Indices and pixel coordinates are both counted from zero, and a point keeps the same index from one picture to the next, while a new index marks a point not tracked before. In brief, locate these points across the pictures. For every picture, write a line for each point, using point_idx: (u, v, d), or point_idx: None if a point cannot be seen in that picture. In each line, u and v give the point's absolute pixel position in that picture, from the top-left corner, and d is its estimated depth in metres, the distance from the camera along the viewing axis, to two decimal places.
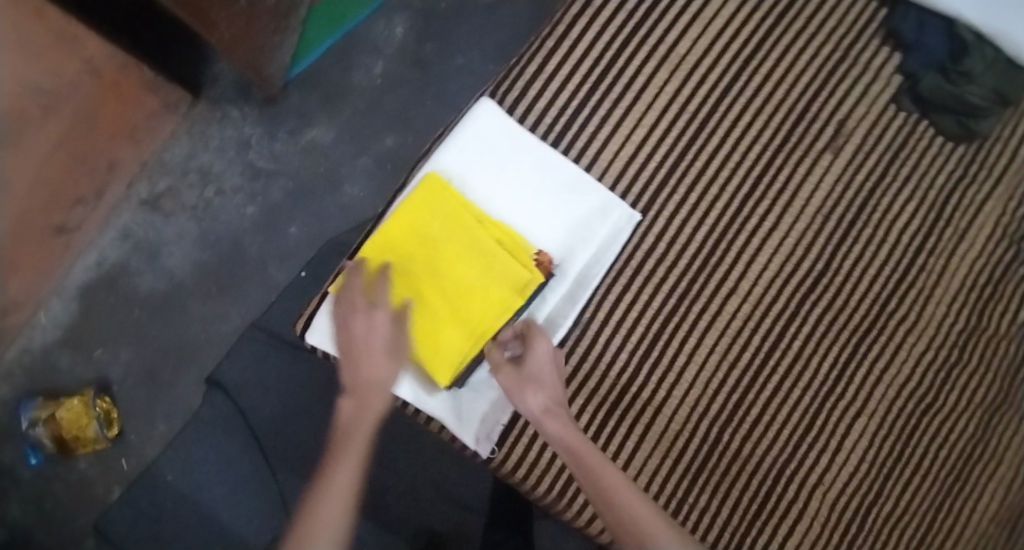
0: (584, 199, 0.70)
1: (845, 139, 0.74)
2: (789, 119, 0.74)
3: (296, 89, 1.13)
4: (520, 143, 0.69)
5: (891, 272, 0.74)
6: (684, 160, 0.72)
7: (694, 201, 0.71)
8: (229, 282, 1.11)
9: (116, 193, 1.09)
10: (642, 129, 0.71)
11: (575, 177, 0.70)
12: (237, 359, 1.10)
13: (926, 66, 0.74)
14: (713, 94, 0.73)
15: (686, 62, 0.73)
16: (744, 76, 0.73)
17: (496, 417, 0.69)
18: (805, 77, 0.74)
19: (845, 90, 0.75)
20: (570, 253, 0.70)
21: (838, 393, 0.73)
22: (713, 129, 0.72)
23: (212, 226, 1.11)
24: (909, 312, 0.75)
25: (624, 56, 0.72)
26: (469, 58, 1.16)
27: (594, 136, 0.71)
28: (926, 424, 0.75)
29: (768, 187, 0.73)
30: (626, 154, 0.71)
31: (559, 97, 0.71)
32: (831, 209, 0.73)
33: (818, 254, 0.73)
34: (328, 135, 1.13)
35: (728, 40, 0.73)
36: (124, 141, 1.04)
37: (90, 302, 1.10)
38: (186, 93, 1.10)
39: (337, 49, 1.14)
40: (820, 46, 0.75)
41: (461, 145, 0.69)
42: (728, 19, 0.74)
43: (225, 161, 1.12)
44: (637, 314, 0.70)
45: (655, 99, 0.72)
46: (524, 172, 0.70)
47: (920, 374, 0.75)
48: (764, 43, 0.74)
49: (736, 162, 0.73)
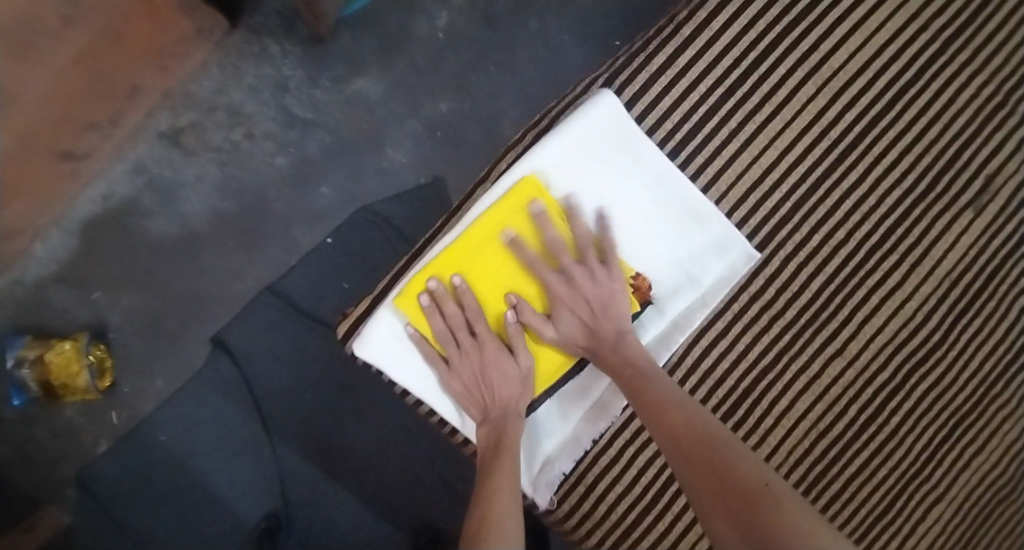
0: (696, 231, 0.63)
1: (990, 198, 0.67)
2: (935, 165, 0.66)
3: (347, 29, 1.00)
4: (636, 156, 0.62)
5: (1004, 352, 0.68)
6: (813, 197, 0.64)
7: (817, 245, 0.64)
8: (248, 237, 1.01)
9: (133, 121, 0.97)
10: (772, 152, 0.64)
11: (692, 203, 0.63)
12: (248, 322, 1.01)
13: None
14: (858, 125, 0.64)
15: (833, 84, 0.64)
16: (894, 109, 0.65)
17: (560, 464, 0.63)
18: (958, 121, 0.66)
19: (998, 142, 0.66)
20: (672, 284, 0.63)
21: (925, 477, 0.67)
22: (851, 165, 0.64)
23: (236, 173, 1.00)
24: (1010, 397, 0.68)
25: (766, 67, 0.64)
26: (544, 25, 1.04)
27: (716, 153, 0.63)
28: (998, 515, 0.70)
29: (900, 239, 0.65)
30: (750, 177, 0.64)
31: (679, 103, 0.63)
32: (953, 274, 0.66)
33: (938, 322, 0.66)
34: (376, 89, 1.01)
35: (886, 63, 0.65)
36: (149, 65, 0.92)
37: (94, 238, 1.00)
38: (223, 18, 0.97)
39: None
40: (971, 85, 0.66)
41: (571, 149, 0.62)
42: (887, 40, 0.64)
43: (258, 101, 1.00)
44: (729, 365, 0.63)
45: (784, 122, 0.63)
46: (636, 189, 0.63)
47: (1005, 463, 0.69)
48: (922, 74, 0.65)
49: (859, 206, 0.64)
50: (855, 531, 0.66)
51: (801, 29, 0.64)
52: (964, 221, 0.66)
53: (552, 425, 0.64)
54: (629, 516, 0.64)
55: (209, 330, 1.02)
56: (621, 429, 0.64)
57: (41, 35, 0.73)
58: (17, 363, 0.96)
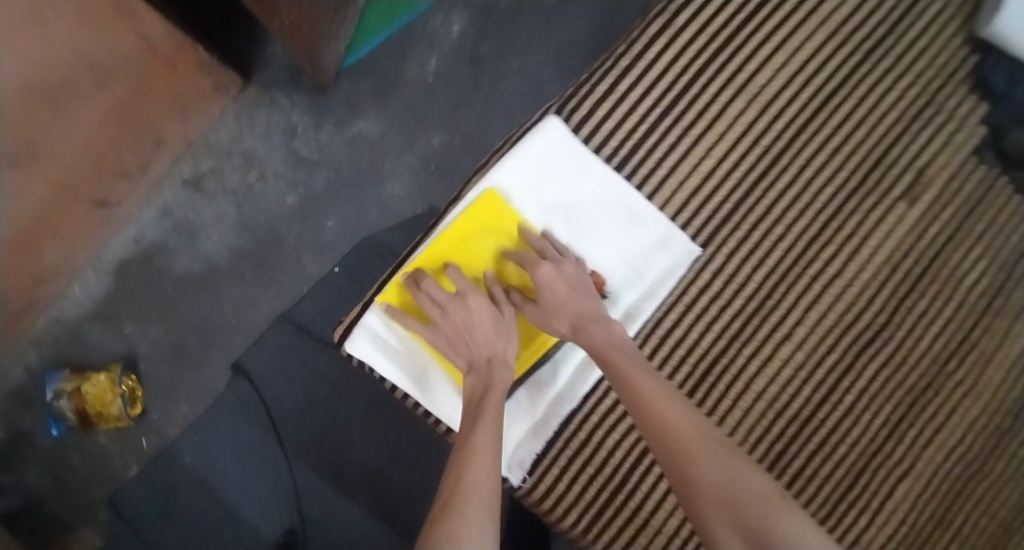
0: (643, 232, 0.70)
1: (919, 191, 0.72)
2: (865, 162, 0.72)
3: (347, 77, 1.10)
4: (582, 168, 0.70)
5: (954, 331, 0.72)
6: (752, 196, 0.70)
7: (757, 239, 0.70)
8: (262, 269, 1.10)
9: (159, 170, 1.08)
10: (710, 159, 0.70)
11: (635, 206, 0.70)
12: (265, 348, 1.09)
13: (1012, 122, 0.79)
14: (791, 130, 0.71)
15: (765, 95, 0.71)
16: (823, 114, 0.72)
17: (529, 448, 0.69)
18: (885, 121, 0.72)
19: (924, 138, 0.73)
20: (624, 281, 0.70)
21: (886, 452, 0.70)
22: (785, 165, 0.71)
23: (252, 212, 1.10)
24: (965, 376, 0.72)
25: (700, 84, 0.71)
26: (526, 63, 1.14)
27: (659, 163, 0.70)
28: (969, 489, 0.73)
29: (836, 231, 0.71)
30: (691, 184, 0.70)
31: (625, 119, 0.70)
32: (893, 260, 0.71)
33: (881, 305, 0.71)
34: (375, 129, 1.11)
35: (812, 74, 0.72)
36: (172, 118, 1.03)
37: (126, 277, 1.10)
38: (238, 75, 1.08)
39: (393, 42, 1.12)
40: (895, 88, 0.73)
41: (523, 166, 0.69)
42: (811, 54, 0.72)
43: (270, 147, 1.10)
44: (682, 353, 0.68)
45: (725, 126, 0.70)
46: (584, 197, 0.70)
47: (969, 438, 0.73)
48: (844, 84, 0.72)
49: (797, 202, 0.71)
50: (820, 505, 0.69)
51: (736, 45, 0.71)
52: (904, 212, 0.71)
53: (520, 412, 0.70)
54: (602, 493, 0.69)
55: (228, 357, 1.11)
56: (586, 410, 0.70)
57: (75, 95, 0.84)
58: (57, 395, 1.05)
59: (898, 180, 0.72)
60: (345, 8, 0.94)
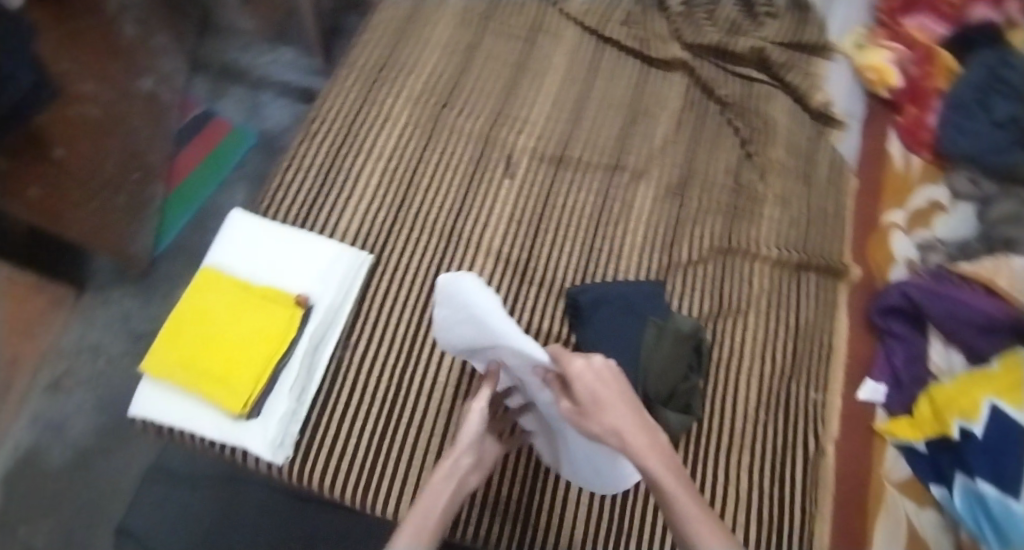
0: (316, 255, 0.89)
1: (561, 176, 1.01)
2: (499, 163, 1.01)
3: (163, 259, 1.25)
4: (274, 231, 0.90)
5: (662, 257, 0.96)
6: (451, 216, 0.96)
7: (458, 248, 0.94)
8: (117, 444, 1.12)
9: (24, 383, 1.13)
10: (391, 206, 0.96)
11: (314, 240, 0.90)
12: (146, 510, 1.04)
13: (560, 103, 1.06)
14: (448, 169, 0.99)
15: (410, 153, 1.00)
16: (463, 142, 1.02)
17: (287, 428, 0.81)
18: (513, 142, 1.02)
19: (554, 144, 1.03)
20: (320, 293, 0.87)
21: (698, 369, 0.89)
22: (440, 186, 0.98)
23: (107, 390, 1.15)
24: (688, 278, 0.96)
25: (343, 157, 0.98)
26: (231, 112, 1.38)
27: (343, 221, 0.94)
28: (736, 362, 0.92)
29: (521, 222, 0.97)
30: (373, 222, 0.95)
31: (304, 202, 0.95)
32: (576, 229, 0.97)
33: (578, 256, 0.96)
34: (202, 245, 1.27)
35: (465, 128, 1.03)
36: (21, 338, 1.12)
37: (60, 478, 1.09)
38: (68, 287, 1.20)
39: (191, 223, 1.29)
40: (510, 120, 1.04)
41: (228, 243, 0.89)
42: (443, 117, 1.03)
43: (111, 334, 1.19)
44: (418, 345, 0.89)
45: (366, 168, 0.98)
46: (277, 250, 0.89)
47: (708, 324, 0.93)
48: (461, 124, 1.03)
49: (476, 213, 0.97)
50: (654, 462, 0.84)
51: (374, 130, 1.01)
52: (544, 171, 1.01)
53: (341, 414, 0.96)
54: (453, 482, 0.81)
55: (110, 526, 1.06)
56: (401, 420, 0.85)
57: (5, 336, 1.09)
58: None
59: (524, 159, 1.01)
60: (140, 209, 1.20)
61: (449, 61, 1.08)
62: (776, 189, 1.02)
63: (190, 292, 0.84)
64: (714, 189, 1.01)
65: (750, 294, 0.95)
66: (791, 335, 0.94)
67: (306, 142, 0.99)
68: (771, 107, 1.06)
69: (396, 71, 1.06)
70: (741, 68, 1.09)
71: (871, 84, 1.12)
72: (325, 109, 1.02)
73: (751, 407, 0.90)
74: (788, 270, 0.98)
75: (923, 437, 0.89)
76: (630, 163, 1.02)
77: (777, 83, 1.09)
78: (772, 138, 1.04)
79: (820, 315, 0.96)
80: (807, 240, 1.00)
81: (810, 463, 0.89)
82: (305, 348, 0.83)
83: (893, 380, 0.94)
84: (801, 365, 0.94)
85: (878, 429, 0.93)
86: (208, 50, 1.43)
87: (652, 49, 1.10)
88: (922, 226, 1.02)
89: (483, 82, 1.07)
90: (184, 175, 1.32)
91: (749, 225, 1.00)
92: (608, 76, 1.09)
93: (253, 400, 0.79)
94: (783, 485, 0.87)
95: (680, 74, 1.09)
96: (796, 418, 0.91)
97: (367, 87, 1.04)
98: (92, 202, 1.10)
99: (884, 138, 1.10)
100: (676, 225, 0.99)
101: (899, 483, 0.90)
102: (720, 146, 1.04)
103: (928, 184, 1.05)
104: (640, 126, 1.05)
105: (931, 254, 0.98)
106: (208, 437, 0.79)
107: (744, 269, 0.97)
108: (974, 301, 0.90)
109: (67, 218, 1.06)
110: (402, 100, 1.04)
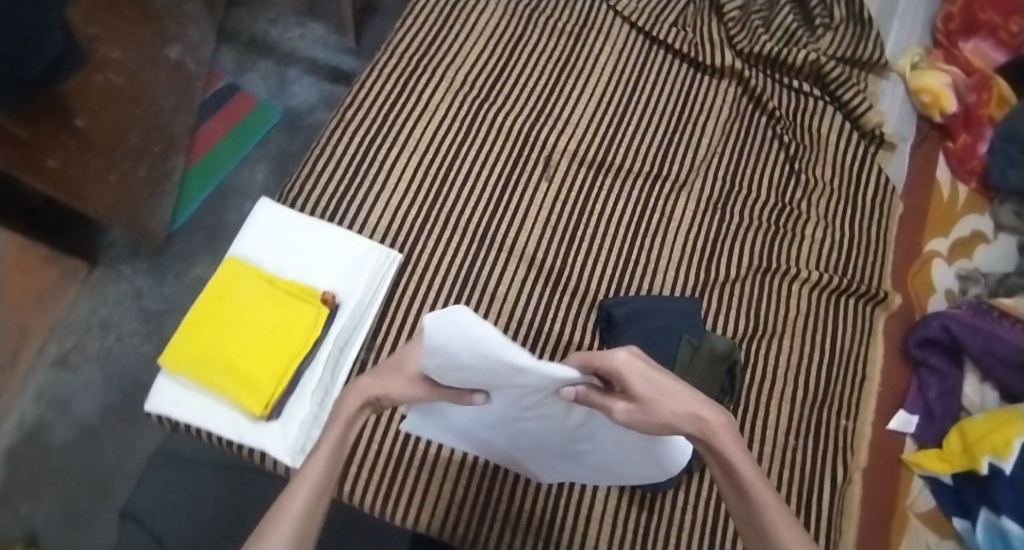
0: (344, 253, 0.88)
1: (599, 184, 0.98)
2: (535, 166, 0.98)
3: (180, 236, 1.23)
4: (302, 226, 0.89)
5: (697, 273, 0.95)
6: (486, 217, 0.94)
7: (490, 252, 0.92)
8: (128, 422, 1.12)
9: (30, 356, 1.13)
10: (423, 205, 0.94)
11: (342, 237, 0.89)
12: (152, 492, 1.04)
13: (601, 106, 1.03)
14: (485, 168, 0.97)
15: (446, 149, 0.97)
16: (500, 140, 0.99)
17: (308, 433, 0.81)
18: (552, 144, 1.00)
19: (593, 148, 1.00)
20: (347, 293, 0.87)
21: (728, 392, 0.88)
22: (475, 186, 0.96)
23: (116, 368, 1.15)
24: (724, 297, 0.94)
25: (377, 149, 0.96)
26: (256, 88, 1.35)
27: (373, 217, 0.92)
28: (767, 385, 0.91)
29: (556, 228, 0.95)
30: (404, 220, 0.93)
31: (337, 196, 0.93)
32: (612, 239, 0.95)
33: (612, 267, 0.94)
34: (220, 224, 1.24)
35: (504, 126, 1.00)
36: (31, 309, 1.11)
37: (66, 453, 1.10)
38: (82, 260, 1.18)
39: (209, 201, 1.26)
40: (549, 120, 1.01)
41: (255, 236, 0.89)
42: (482, 113, 1.00)
43: (121, 310, 1.18)
44: None
45: (400, 162, 0.95)
46: (304, 245, 0.88)
47: (741, 345, 0.92)
48: (499, 121, 1.00)
49: (510, 216, 0.95)
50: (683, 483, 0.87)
51: (410, 124, 0.98)
52: (583, 177, 0.98)
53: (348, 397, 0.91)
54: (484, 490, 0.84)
55: (114, 504, 1.07)
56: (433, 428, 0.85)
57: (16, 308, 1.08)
58: None
59: (562, 163, 0.98)
60: (159, 183, 1.17)
61: (490, 55, 1.05)
62: (817, 210, 1.00)
63: (212, 287, 0.84)
64: (754, 205, 0.99)
65: (785, 317, 0.94)
66: (825, 360, 0.93)
67: (339, 133, 0.96)
68: (818, 124, 1.04)
69: (435, 61, 1.03)
70: (793, 80, 1.06)
71: (925, 107, 1.07)
72: (361, 99, 0.99)
73: (778, 433, 0.89)
74: (827, 294, 0.96)
75: (952, 469, 0.88)
76: (670, 173, 1.00)
77: (829, 97, 1.06)
78: (816, 156, 1.02)
79: (855, 342, 0.94)
80: (846, 264, 0.98)
81: (838, 492, 0.88)
82: (328, 351, 0.83)
83: (927, 413, 0.93)
84: (832, 393, 0.92)
85: (905, 460, 0.93)
86: (235, 22, 1.39)
87: (702, 54, 1.06)
88: (964, 256, 1.02)
89: (524, 79, 1.04)
90: (206, 148, 1.29)
91: (789, 245, 0.97)
92: (653, 82, 1.06)
93: (273, 403, 0.79)
94: (806, 513, 0.86)
95: (728, 82, 1.06)
96: (829, 446, 0.90)
97: (404, 77, 1.01)
98: (109, 176, 1.06)
99: (933, 162, 1.08)
100: (715, 241, 0.96)
101: (922, 514, 0.91)
102: (764, 162, 1.02)
103: (972, 214, 1.04)
104: (684, 134, 1.02)
105: (972, 287, 0.98)
106: (226, 436, 0.80)
107: (782, 290, 0.95)
108: (1013, 336, 0.89)
109: (88, 191, 1.03)
110: (441, 93, 1.01)
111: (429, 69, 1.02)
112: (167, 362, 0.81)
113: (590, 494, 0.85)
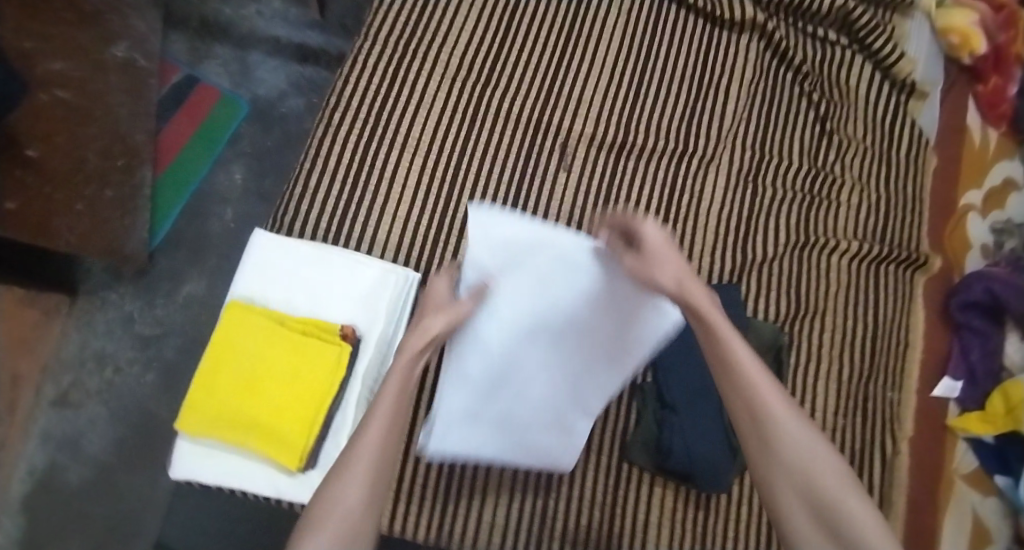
0: (359, 279, 0.80)
1: (624, 167, 0.91)
2: (554, 154, 0.90)
3: (162, 253, 1.13)
4: (307, 254, 0.80)
5: (737, 255, 0.89)
6: None
7: None
8: (145, 458, 1.05)
9: (26, 401, 1.04)
10: (440, 212, 0.86)
11: (353, 261, 0.81)
12: (185, 531, 1.00)
13: (616, 77, 0.94)
14: (500, 164, 0.88)
15: (455, 145, 0.88)
16: (513, 128, 0.90)
17: None
18: (569, 127, 0.91)
19: (613, 126, 0.92)
20: (370, 324, 0.80)
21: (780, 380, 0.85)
22: (492, 185, 0.87)
23: (120, 402, 1.07)
24: (768, 277, 0.89)
25: (380, 155, 0.86)
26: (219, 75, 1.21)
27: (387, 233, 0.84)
28: (820, 365, 0.87)
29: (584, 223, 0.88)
30: (422, 232, 0.85)
31: (344, 214, 0.84)
32: None
33: None
34: (203, 234, 1.14)
35: (514, 112, 0.90)
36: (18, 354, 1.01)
37: (84, 498, 1.03)
38: (61, 292, 1.08)
39: (188, 209, 1.15)
40: (562, 100, 0.92)
41: (257, 272, 0.80)
42: (488, 100, 0.90)
43: (115, 340, 1.09)
44: None
45: (406, 167, 0.87)
46: (313, 276, 0.80)
47: (789, 327, 0.88)
48: (508, 107, 0.90)
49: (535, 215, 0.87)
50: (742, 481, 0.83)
51: (410, 120, 0.88)
52: (606, 161, 0.90)
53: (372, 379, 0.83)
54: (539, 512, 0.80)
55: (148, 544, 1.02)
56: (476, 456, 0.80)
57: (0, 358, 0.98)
58: None
59: (582, 148, 0.90)
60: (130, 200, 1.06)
61: (487, 30, 0.94)
62: (851, 173, 0.94)
63: (220, 335, 0.76)
64: (788, 175, 0.93)
65: (828, 293, 0.90)
66: (871, 333, 0.90)
67: (334, 139, 0.86)
68: (845, 78, 0.98)
69: (428, 43, 0.92)
70: (818, 29, 0.98)
71: (954, 49, 1.01)
72: (352, 97, 0.88)
73: (833, 416, 0.86)
74: (868, 264, 0.92)
75: (994, 431, 0.88)
76: (698, 146, 0.92)
77: (857, 45, 0.98)
78: (846, 114, 0.96)
79: (896, 311, 0.92)
80: (883, 229, 0.94)
81: (888, 466, 0.88)
82: (357, 390, 0.77)
83: (970, 376, 0.92)
84: (880, 367, 0.90)
85: (951, 425, 0.92)
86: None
87: (719, 9, 0.97)
88: (996, 208, 1.01)
89: (528, 55, 0.93)
90: (174, 151, 1.17)
91: (826, 215, 0.93)
92: (667, 44, 0.96)
93: (307, 454, 0.73)
94: (863, 492, 0.86)
95: (750, 39, 0.98)
96: (878, 421, 0.89)
97: (397, 66, 0.90)
98: (76, 205, 0.95)
99: (963, 110, 1.05)
100: (751, 218, 0.91)
101: (967, 475, 0.92)
102: (793, 126, 0.95)
103: (1003, 159, 1.04)
104: (707, 102, 0.94)
105: (1010, 241, 0.98)
106: (263, 494, 0.74)
107: (823, 264, 0.91)
108: None
109: (57, 226, 0.93)
110: (439, 80, 0.91)
111: (421, 53, 0.91)
112: (184, 427, 0.74)
113: (653, 501, 0.81)
